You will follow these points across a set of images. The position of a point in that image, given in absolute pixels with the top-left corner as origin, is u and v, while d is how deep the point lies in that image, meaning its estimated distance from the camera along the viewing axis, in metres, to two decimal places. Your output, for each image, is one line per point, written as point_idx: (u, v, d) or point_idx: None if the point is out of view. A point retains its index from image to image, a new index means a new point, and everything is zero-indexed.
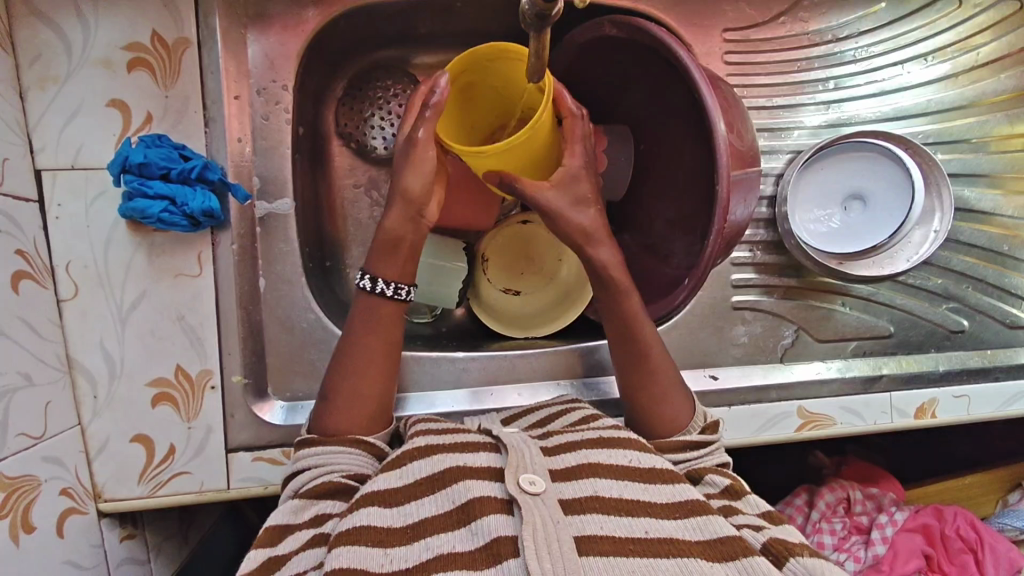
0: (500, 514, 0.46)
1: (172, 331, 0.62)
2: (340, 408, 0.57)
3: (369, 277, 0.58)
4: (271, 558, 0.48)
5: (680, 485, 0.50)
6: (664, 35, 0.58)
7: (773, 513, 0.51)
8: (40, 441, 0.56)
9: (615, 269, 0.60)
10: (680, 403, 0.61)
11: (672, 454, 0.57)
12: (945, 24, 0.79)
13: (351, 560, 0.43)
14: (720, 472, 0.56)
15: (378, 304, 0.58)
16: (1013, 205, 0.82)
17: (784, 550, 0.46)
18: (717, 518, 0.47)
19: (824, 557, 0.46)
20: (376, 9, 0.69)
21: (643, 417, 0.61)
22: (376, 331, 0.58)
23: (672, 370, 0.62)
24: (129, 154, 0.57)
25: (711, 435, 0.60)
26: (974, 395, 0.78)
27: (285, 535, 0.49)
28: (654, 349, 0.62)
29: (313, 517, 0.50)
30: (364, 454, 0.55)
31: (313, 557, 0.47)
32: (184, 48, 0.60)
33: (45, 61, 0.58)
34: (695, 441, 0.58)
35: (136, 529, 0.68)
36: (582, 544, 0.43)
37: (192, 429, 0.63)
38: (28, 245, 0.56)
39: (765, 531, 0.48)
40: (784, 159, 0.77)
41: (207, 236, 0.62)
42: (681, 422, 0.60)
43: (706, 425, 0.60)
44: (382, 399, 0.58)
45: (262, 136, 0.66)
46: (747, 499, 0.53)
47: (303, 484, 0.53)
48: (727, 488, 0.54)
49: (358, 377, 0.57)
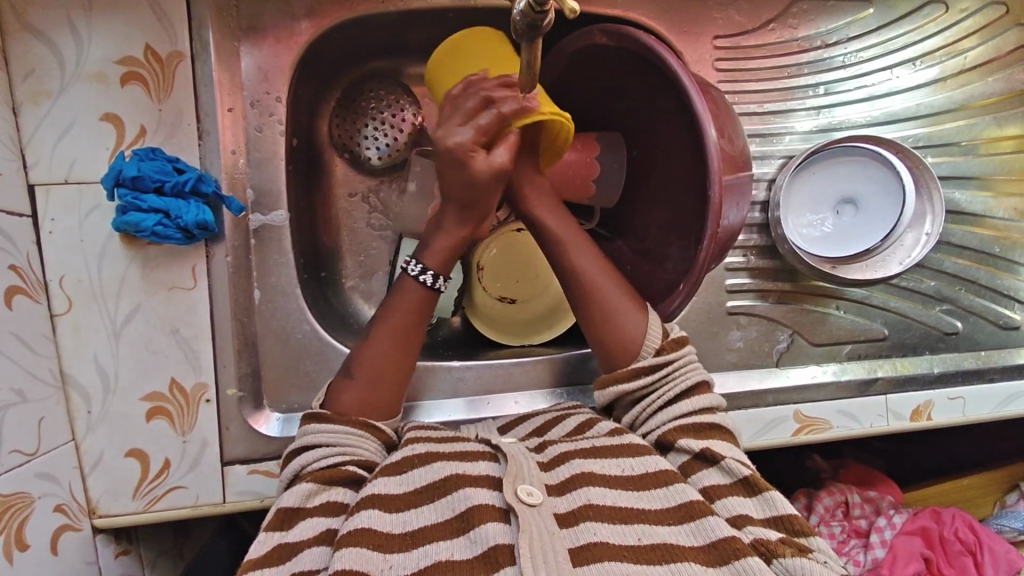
0: (498, 522, 0.45)
1: (166, 345, 0.61)
2: (362, 390, 0.57)
3: (431, 274, 0.58)
4: (281, 545, 0.47)
5: (678, 486, 0.49)
6: (654, 43, 0.58)
7: (752, 477, 0.50)
8: (34, 456, 0.55)
9: (596, 279, 0.60)
10: (632, 319, 0.59)
11: (632, 385, 0.58)
12: (933, 29, 0.79)
13: (355, 561, 0.43)
14: (692, 436, 0.54)
15: (426, 295, 0.58)
16: (1003, 207, 0.83)
17: (767, 550, 0.44)
18: (712, 519, 0.46)
19: (811, 554, 0.44)
20: (369, 21, 0.70)
21: (596, 338, 0.60)
22: (416, 320, 0.59)
23: (612, 284, 0.60)
24: (123, 168, 0.57)
25: (670, 355, 0.58)
26: (970, 397, 0.78)
27: (294, 522, 0.48)
28: (606, 288, 0.60)
29: (323, 504, 0.50)
30: (376, 441, 0.56)
31: (319, 558, 0.46)
32: (178, 62, 0.60)
33: (36, 76, 0.57)
34: (648, 368, 0.57)
35: (131, 544, 0.67)
36: (576, 555, 0.43)
37: (187, 443, 0.63)
38: (22, 261, 0.55)
39: (746, 528, 0.46)
40: (776, 164, 0.78)
41: (201, 248, 0.62)
42: (635, 343, 0.58)
43: (663, 346, 0.58)
44: (402, 384, 0.59)
45: (256, 148, 0.65)
46: (724, 465, 0.51)
47: (310, 463, 0.53)
48: (700, 453, 0.52)
49: (387, 361, 0.58)
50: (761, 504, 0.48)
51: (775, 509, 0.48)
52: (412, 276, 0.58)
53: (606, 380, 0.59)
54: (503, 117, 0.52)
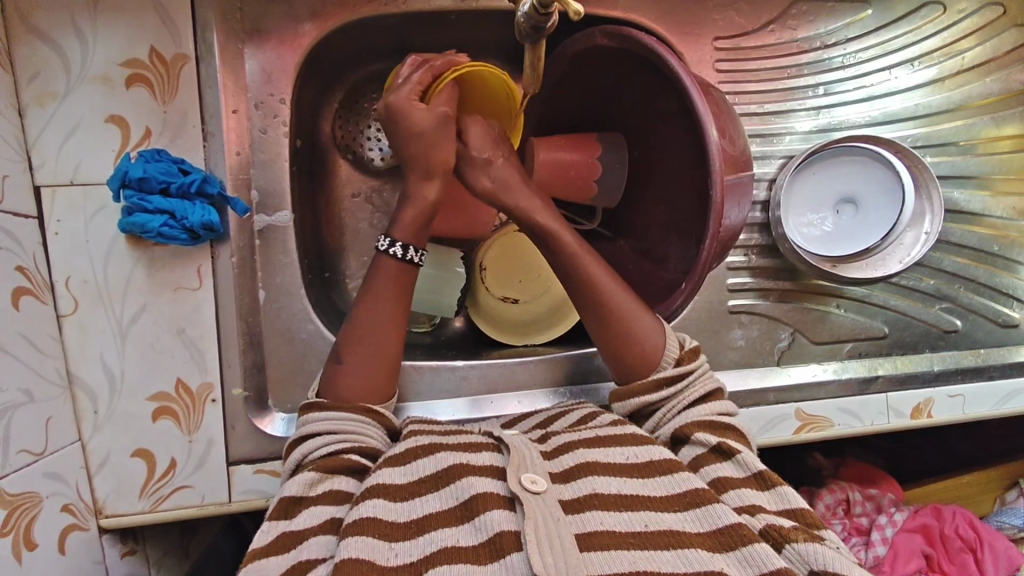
0: (502, 509, 0.45)
1: (172, 345, 0.62)
2: (356, 374, 0.57)
3: (400, 246, 0.59)
4: (287, 534, 0.47)
5: (682, 474, 0.49)
6: (657, 44, 0.59)
7: (764, 472, 0.50)
8: (41, 457, 0.55)
9: (613, 290, 0.60)
10: (655, 336, 0.60)
11: (653, 396, 0.58)
12: (930, 30, 0.80)
13: (361, 549, 0.43)
14: (707, 429, 0.54)
15: (402, 268, 0.59)
16: (1001, 206, 0.84)
17: (779, 536, 0.44)
18: (718, 506, 0.46)
19: (821, 539, 0.44)
20: (372, 23, 0.70)
21: (617, 354, 0.60)
22: (400, 298, 0.59)
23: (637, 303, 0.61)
24: (129, 169, 0.58)
25: (689, 365, 0.59)
26: (970, 394, 0.79)
27: (298, 511, 0.49)
28: (626, 303, 0.60)
29: (326, 492, 0.50)
30: (378, 427, 0.57)
31: (325, 546, 0.46)
32: (182, 64, 0.61)
33: (42, 79, 0.58)
34: (670, 377, 0.58)
35: (136, 545, 0.67)
36: (582, 541, 0.43)
37: (193, 443, 0.63)
38: (29, 262, 0.56)
39: (759, 514, 0.46)
40: (776, 164, 0.78)
41: (206, 249, 0.62)
42: (655, 357, 0.59)
43: (682, 356, 0.60)
44: (393, 367, 0.59)
45: (261, 149, 0.66)
46: (736, 458, 0.51)
47: (311, 451, 0.53)
48: (715, 447, 0.52)
49: (376, 342, 0.58)
50: (775, 496, 0.48)
51: (788, 502, 0.48)
52: (384, 253, 0.59)
53: (624, 391, 0.60)
54: (437, 70, 0.58)
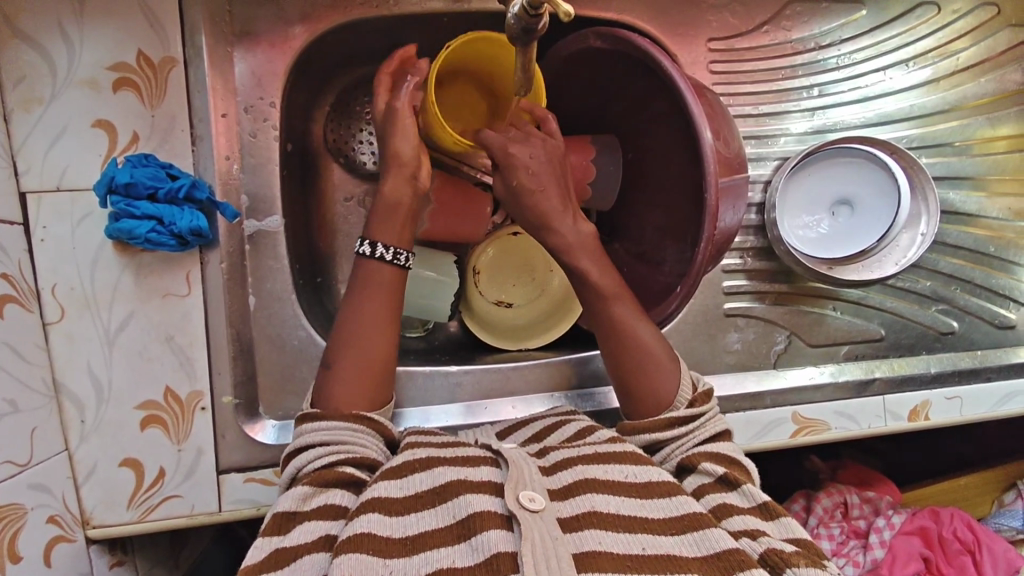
0: (500, 529, 0.44)
1: (161, 352, 0.61)
2: (345, 378, 0.57)
3: (367, 242, 0.59)
4: (279, 550, 0.46)
5: (680, 497, 0.49)
6: (650, 46, 0.58)
7: (768, 503, 0.50)
8: (25, 468, 0.54)
9: (611, 297, 0.60)
10: (670, 373, 0.60)
11: (664, 434, 0.57)
12: (925, 31, 0.80)
13: (354, 567, 0.42)
14: (713, 460, 0.54)
15: (378, 268, 0.59)
16: (997, 207, 0.83)
17: (780, 561, 0.43)
18: (716, 530, 0.45)
19: (822, 567, 0.44)
20: (362, 26, 0.69)
21: (627, 384, 0.60)
22: (378, 298, 0.59)
23: (660, 341, 0.61)
24: (115, 174, 0.57)
25: (702, 407, 0.58)
26: (967, 397, 0.78)
27: (291, 526, 0.47)
28: (645, 332, 0.61)
29: (320, 506, 0.49)
30: (370, 433, 0.55)
31: (318, 564, 0.44)
32: (170, 67, 0.60)
33: (27, 83, 0.57)
34: (683, 417, 0.57)
35: (125, 555, 0.66)
36: (581, 560, 0.42)
37: (182, 452, 0.62)
38: (13, 268, 0.55)
39: (761, 539, 0.45)
40: (771, 166, 0.78)
41: (196, 255, 0.61)
42: (667, 399, 0.59)
43: (695, 398, 0.59)
44: (385, 371, 0.59)
45: (250, 153, 0.65)
46: (742, 489, 0.51)
47: (304, 464, 0.52)
48: (724, 478, 0.52)
49: (366, 341, 0.58)
50: (780, 526, 0.48)
51: (794, 534, 0.47)
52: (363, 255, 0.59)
53: (634, 424, 0.58)
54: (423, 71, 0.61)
